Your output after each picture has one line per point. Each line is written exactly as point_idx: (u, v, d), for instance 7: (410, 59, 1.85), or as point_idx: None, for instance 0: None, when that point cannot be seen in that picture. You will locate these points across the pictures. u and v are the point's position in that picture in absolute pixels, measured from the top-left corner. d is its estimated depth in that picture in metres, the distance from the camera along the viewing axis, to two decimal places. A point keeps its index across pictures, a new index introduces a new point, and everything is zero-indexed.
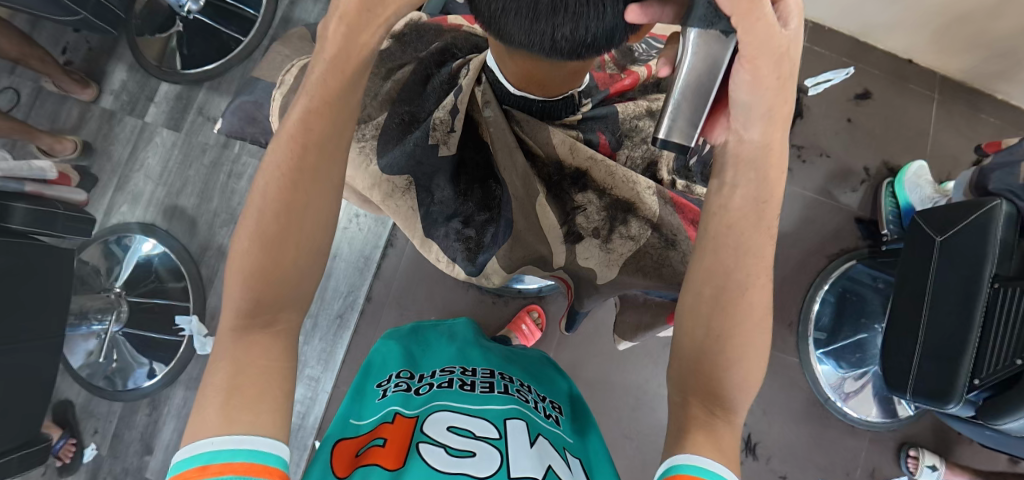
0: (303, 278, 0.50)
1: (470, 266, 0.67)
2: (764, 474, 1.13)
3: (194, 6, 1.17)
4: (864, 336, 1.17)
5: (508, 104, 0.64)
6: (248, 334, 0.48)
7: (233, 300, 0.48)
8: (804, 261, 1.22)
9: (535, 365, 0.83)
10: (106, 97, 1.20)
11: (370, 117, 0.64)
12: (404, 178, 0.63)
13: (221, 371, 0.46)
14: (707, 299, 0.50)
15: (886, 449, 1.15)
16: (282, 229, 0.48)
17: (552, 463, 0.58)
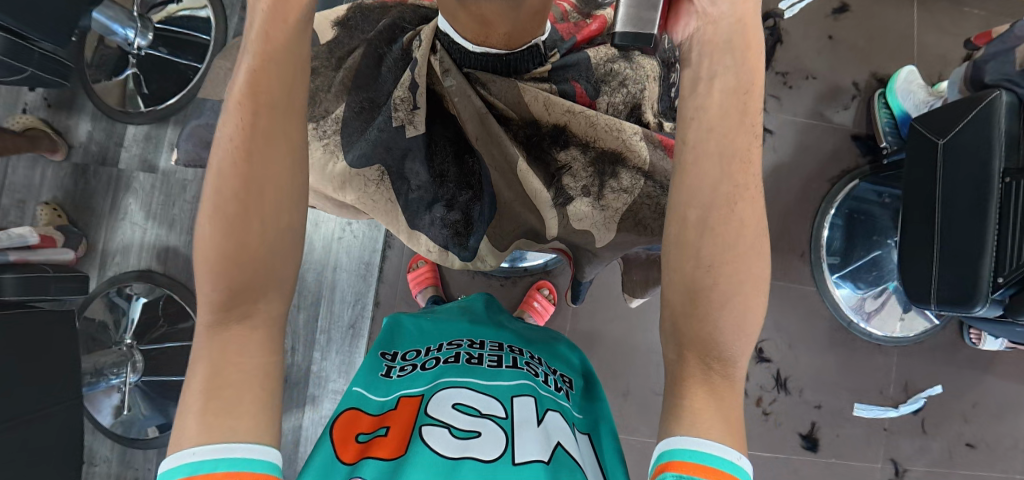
0: (278, 260, 0.46)
1: (464, 252, 0.67)
2: (800, 407, 1.12)
3: (143, 41, 1.13)
4: (879, 253, 1.15)
5: (468, 66, 0.58)
6: (225, 328, 0.45)
7: (205, 293, 0.45)
8: (806, 188, 1.20)
9: (546, 337, 0.81)
10: (76, 151, 1.17)
11: (329, 110, 0.62)
12: (374, 169, 0.62)
13: (199, 373, 0.44)
14: (693, 224, 0.46)
15: (917, 361, 1.14)
16: (243, 207, 0.44)
17: (561, 439, 0.58)
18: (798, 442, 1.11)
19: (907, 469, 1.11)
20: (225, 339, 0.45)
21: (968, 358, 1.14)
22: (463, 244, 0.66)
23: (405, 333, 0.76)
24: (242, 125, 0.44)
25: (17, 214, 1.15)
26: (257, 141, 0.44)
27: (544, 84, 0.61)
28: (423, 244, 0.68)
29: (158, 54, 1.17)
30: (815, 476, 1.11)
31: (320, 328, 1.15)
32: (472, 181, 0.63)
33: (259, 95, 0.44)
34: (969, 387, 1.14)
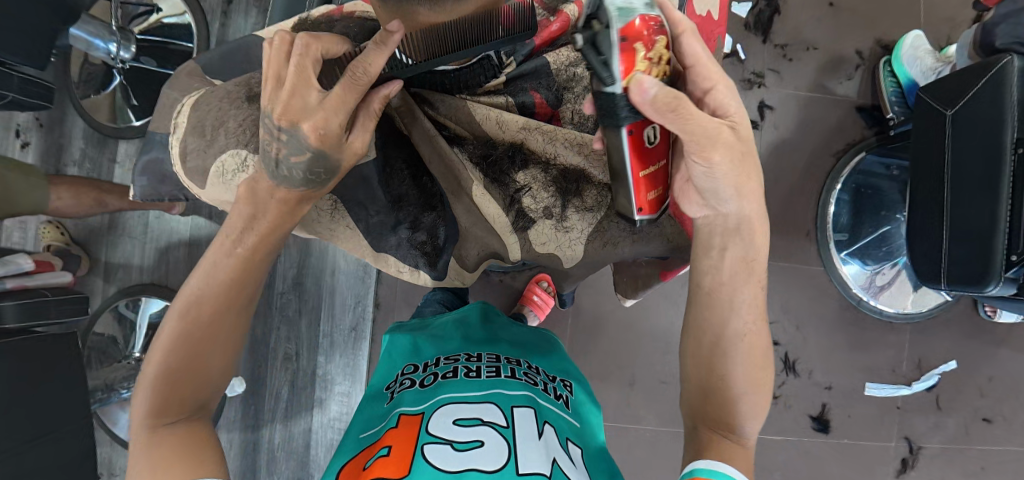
0: (214, 375, 0.56)
1: (434, 271, 0.64)
2: (811, 389, 1.10)
3: (127, 54, 1.10)
4: (887, 228, 1.08)
5: (415, 85, 0.60)
6: (165, 423, 0.52)
7: (144, 402, 0.52)
8: (810, 165, 1.16)
9: (543, 346, 0.81)
10: (70, 169, 1.16)
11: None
12: (327, 198, 0.59)
13: (144, 457, 0.50)
14: (708, 345, 0.55)
15: (929, 337, 1.11)
16: (206, 337, 0.55)
17: (558, 457, 0.57)
18: (809, 424, 1.10)
19: (922, 447, 1.09)
20: (159, 444, 0.51)
21: (984, 332, 1.11)
22: (431, 269, 0.64)
23: (400, 355, 0.76)
24: (235, 274, 0.56)
25: (20, 235, 1.16)
26: (234, 291, 0.56)
27: (498, 98, 0.61)
28: (403, 272, 0.65)
29: (144, 66, 1.16)
30: (829, 458, 1.09)
31: (324, 333, 1.16)
32: (435, 203, 0.61)
33: (256, 254, 0.56)
34: (985, 362, 1.11)
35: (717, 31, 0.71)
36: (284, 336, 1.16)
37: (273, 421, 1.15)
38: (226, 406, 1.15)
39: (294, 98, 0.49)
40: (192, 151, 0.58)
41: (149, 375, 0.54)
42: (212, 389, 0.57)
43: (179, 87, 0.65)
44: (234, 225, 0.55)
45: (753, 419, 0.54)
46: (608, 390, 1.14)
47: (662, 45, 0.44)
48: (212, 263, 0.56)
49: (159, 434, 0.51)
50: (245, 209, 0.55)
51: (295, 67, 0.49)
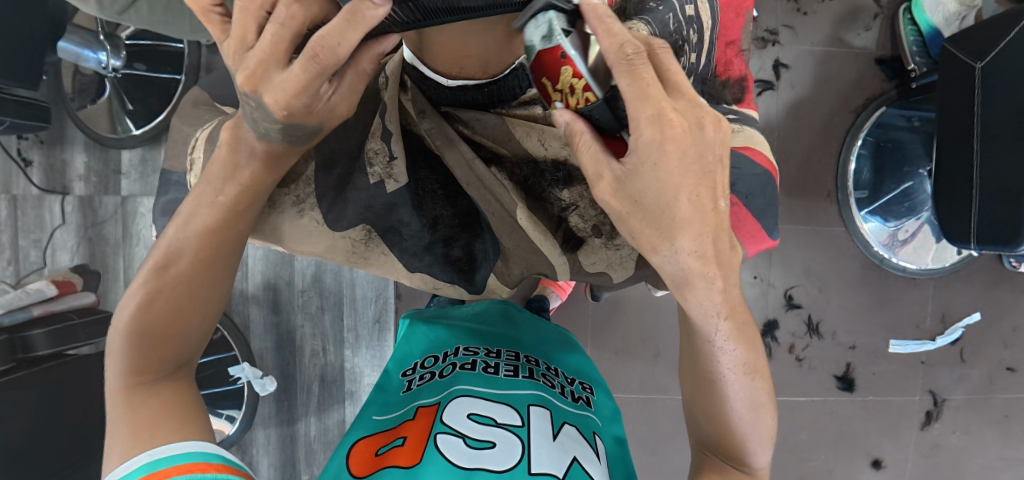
0: (197, 334, 0.53)
1: (471, 286, 0.64)
2: (834, 349, 1.11)
3: (118, 62, 1.10)
4: (910, 185, 1.06)
5: (445, 104, 0.58)
6: (145, 385, 0.49)
7: (119, 361, 0.49)
8: (828, 123, 1.13)
9: (562, 340, 0.81)
10: (76, 184, 1.14)
11: (299, 171, 0.56)
12: (360, 228, 0.59)
13: (119, 421, 0.46)
14: (690, 376, 0.52)
15: (952, 291, 1.11)
16: (188, 291, 0.52)
17: (576, 454, 0.57)
18: (833, 383, 1.11)
19: (945, 400, 1.10)
20: (133, 404, 0.47)
21: (1009, 282, 1.10)
22: (469, 283, 0.64)
23: (418, 344, 0.76)
24: (221, 221, 0.52)
25: (37, 253, 1.14)
26: (220, 243, 0.53)
27: (534, 108, 0.57)
28: (441, 287, 0.64)
29: (136, 73, 1.13)
30: (854, 415, 1.11)
31: (348, 328, 1.16)
32: (474, 223, 0.61)
33: (241, 205, 0.52)
34: (1008, 312, 1.10)
35: (746, 5, 0.67)
36: (309, 333, 1.17)
37: (307, 414, 1.18)
38: (261, 405, 1.17)
39: (262, 66, 0.40)
40: None
41: (120, 331, 0.50)
42: (194, 347, 0.53)
43: (188, 116, 0.63)
44: (214, 176, 0.51)
45: (761, 450, 0.51)
46: (632, 365, 1.16)
47: (571, 75, 0.41)
48: (192, 210, 0.52)
49: (139, 392, 0.48)
50: (225, 161, 0.50)
51: (269, 37, 0.39)
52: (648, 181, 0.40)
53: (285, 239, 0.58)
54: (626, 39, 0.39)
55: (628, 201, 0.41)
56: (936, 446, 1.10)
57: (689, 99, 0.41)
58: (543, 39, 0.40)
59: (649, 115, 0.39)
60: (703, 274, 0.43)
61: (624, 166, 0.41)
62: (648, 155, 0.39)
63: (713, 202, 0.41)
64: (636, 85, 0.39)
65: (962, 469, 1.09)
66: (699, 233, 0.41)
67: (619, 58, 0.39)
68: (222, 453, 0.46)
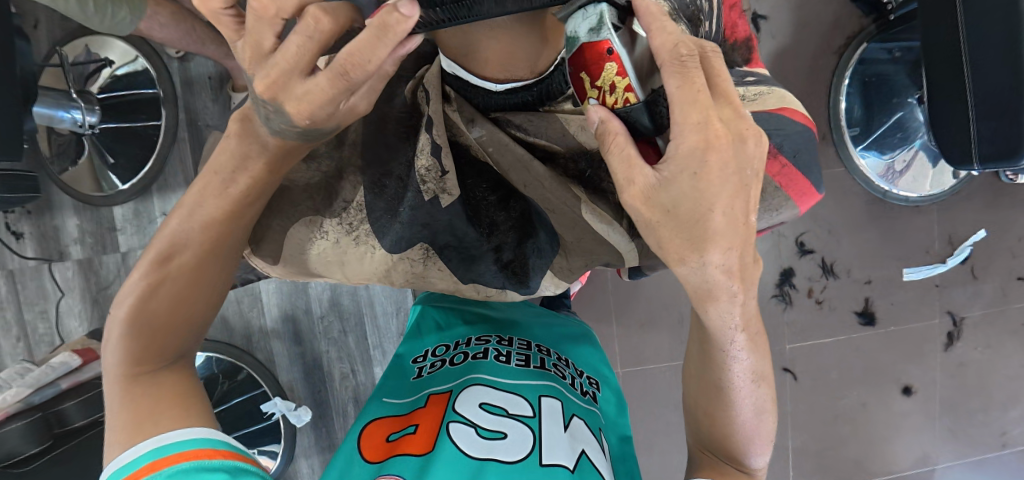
0: (197, 325, 0.54)
1: (524, 288, 0.57)
2: (850, 287, 1.14)
3: (94, 118, 1.07)
4: (902, 115, 1.09)
5: (493, 110, 0.54)
6: (145, 375, 0.50)
7: (119, 351, 0.50)
8: (814, 68, 1.14)
9: (576, 333, 0.81)
10: (73, 248, 1.11)
11: (348, 198, 0.54)
12: (418, 247, 0.55)
13: (119, 412, 0.47)
14: (700, 383, 0.54)
15: (955, 212, 1.14)
16: (190, 283, 0.52)
17: (585, 448, 0.58)
18: (854, 320, 1.14)
19: (964, 318, 1.13)
20: (134, 394, 0.48)
21: (1008, 195, 1.13)
22: (528, 284, 0.57)
23: (429, 329, 0.77)
24: (226, 213, 0.50)
25: (45, 325, 1.11)
26: (224, 237, 0.52)
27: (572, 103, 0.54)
28: (496, 293, 0.59)
29: (114, 125, 1.10)
30: (879, 347, 1.14)
31: (375, 345, 1.15)
32: (529, 227, 0.55)
33: (248, 199, 0.50)
34: (1012, 224, 1.13)
35: None
36: (336, 357, 1.16)
37: None
38: (299, 436, 1.17)
39: (283, 77, 0.39)
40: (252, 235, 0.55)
41: (120, 320, 0.51)
42: (194, 337, 0.54)
43: None
44: (222, 165, 0.49)
45: (762, 453, 0.55)
46: (659, 335, 1.17)
47: (614, 72, 0.39)
48: (197, 200, 0.50)
49: (140, 381, 0.49)
50: (235, 151, 0.48)
51: (294, 49, 0.38)
52: (682, 191, 0.38)
53: (342, 268, 0.57)
54: (680, 39, 0.38)
55: (660, 210, 0.39)
56: (962, 364, 1.13)
57: (735, 110, 0.39)
58: (589, 31, 0.39)
59: (697, 120, 0.37)
60: (726, 288, 0.42)
61: (659, 174, 0.38)
62: (686, 165, 0.37)
63: (744, 216, 0.40)
64: (685, 88, 0.38)
65: (989, 382, 1.13)
66: (727, 247, 0.40)
67: (671, 58, 0.38)
68: (228, 439, 0.48)
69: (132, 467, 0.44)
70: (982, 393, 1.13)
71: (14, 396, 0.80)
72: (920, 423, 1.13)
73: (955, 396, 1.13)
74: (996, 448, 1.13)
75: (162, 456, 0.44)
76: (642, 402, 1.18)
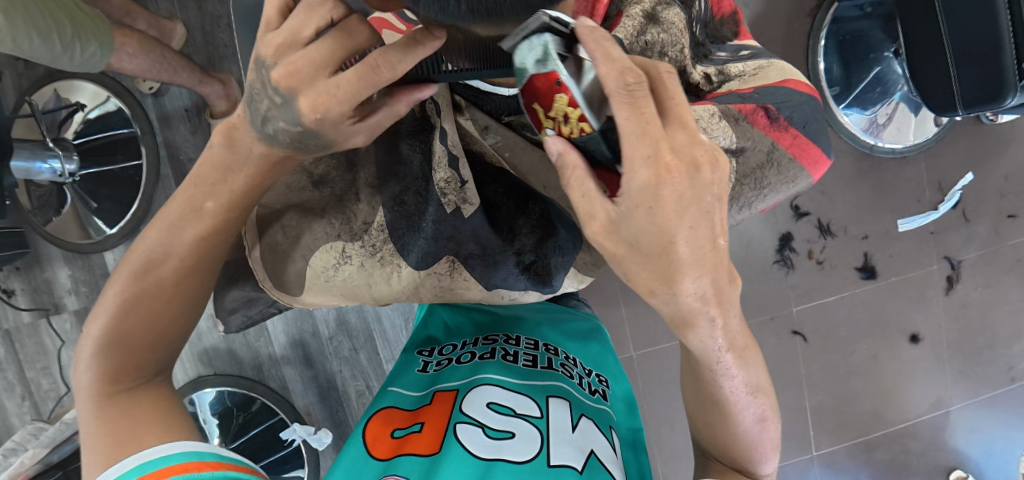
0: (171, 343, 0.54)
1: (547, 288, 0.59)
2: (848, 244, 1.16)
3: (73, 165, 1.05)
4: (880, 69, 1.11)
5: (506, 115, 0.55)
6: (120, 395, 0.49)
7: (92, 369, 0.49)
8: (790, 32, 1.14)
9: (586, 327, 0.79)
10: (68, 299, 1.08)
11: (368, 220, 0.54)
12: (444, 260, 0.55)
13: (98, 432, 0.47)
14: (697, 399, 0.54)
15: (941, 159, 1.16)
16: (168, 299, 0.52)
17: (594, 447, 0.57)
18: (856, 275, 1.16)
19: (961, 261, 1.15)
20: (111, 412, 0.48)
21: (990, 136, 1.15)
22: (547, 287, 0.59)
23: (436, 328, 0.77)
24: (208, 228, 0.51)
25: (49, 381, 1.09)
26: (204, 252, 0.52)
27: None
28: (521, 297, 0.59)
29: (95, 170, 1.07)
30: (882, 298, 1.16)
31: (386, 359, 1.15)
32: (549, 228, 0.57)
33: (231, 212, 0.51)
34: (998, 163, 1.15)
35: None
36: (349, 376, 1.15)
37: None
38: (322, 459, 1.16)
39: (309, 68, 0.40)
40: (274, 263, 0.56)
41: (94, 339, 0.50)
42: (168, 355, 0.54)
43: None
44: (207, 178, 0.50)
45: (769, 458, 0.56)
46: None
47: (564, 103, 0.40)
48: (179, 215, 0.51)
49: (116, 400, 0.49)
50: (222, 160, 0.49)
51: (328, 45, 0.40)
52: (644, 225, 0.38)
53: (371, 293, 0.56)
54: (626, 66, 0.39)
55: (623, 244, 0.40)
56: (964, 305, 1.16)
57: (689, 138, 0.39)
58: (536, 62, 0.38)
59: (645, 156, 0.38)
60: (703, 312, 0.43)
61: (618, 207, 0.39)
62: (641, 200, 0.38)
63: (711, 240, 0.40)
64: (636, 120, 0.38)
65: (990, 320, 1.15)
66: (699, 274, 0.41)
67: (619, 88, 0.39)
68: (217, 451, 0.47)
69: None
70: (986, 331, 1.16)
71: (32, 459, 0.79)
72: (930, 369, 1.16)
73: (960, 338, 1.16)
74: (1005, 384, 1.15)
75: (158, 468, 0.44)
76: (660, 383, 1.18)
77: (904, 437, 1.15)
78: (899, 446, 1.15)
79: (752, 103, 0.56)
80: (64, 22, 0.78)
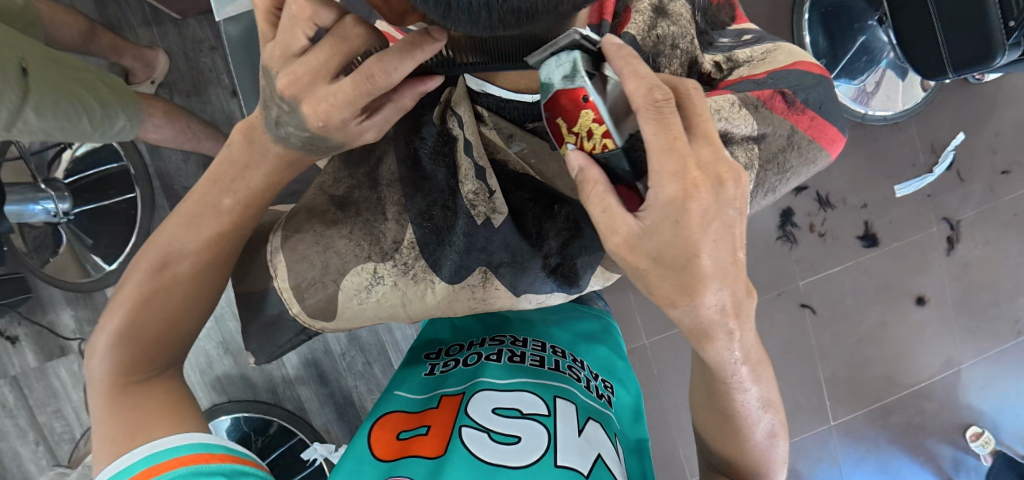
0: (184, 336, 0.56)
1: (574, 289, 0.59)
2: (848, 213, 1.17)
3: (66, 204, 1.01)
4: (865, 38, 1.12)
5: (530, 121, 0.55)
6: (131, 387, 0.52)
7: (109, 360, 0.52)
8: (773, 8, 1.15)
9: (598, 327, 0.78)
10: (74, 339, 1.07)
11: (399, 239, 0.55)
12: (477, 271, 0.55)
13: (108, 422, 0.49)
14: (710, 414, 0.54)
15: (932, 122, 1.17)
16: (183, 294, 0.55)
17: (601, 452, 0.57)
18: (859, 244, 1.17)
19: (960, 221, 1.17)
20: (123, 402, 0.50)
21: (978, 95, 1.16)
22: (574, 288, 0.59)
23: (444, 331, 0.76)
24: (223, 225, 0.54)
25: (62, 423, 1.07)
26: (217, 250, 0.54)
27: None
28: (548, 300, 0.59)
29: (92, 206, 1.05)
30: (886, 264, 1.17)
31: None
32: (576, 228, 0.56)
33: (248, 208, 0.54)
34: (988, 121, 1.16)
35: None
36: (366, 390, 1.14)
37: None
38: None
39: (308, 76, 0.42)
40: (308, 287, 0.55)
41: (110, 331, 0.53)
42: (182, 349, 0.57)
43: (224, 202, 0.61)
44: (224, 175, 0.53)
45: (776, 471, 0.56)
46: None
47: (590, 120, 0.42)
48: (195, 212, 0.53)
49: (128, 391, 0.51)
50: (238, 158, 0.52)
51: (325, 50, 0.41)
52: (670, 239, 0.39)
53: (406, 310, 0.57)
54: (654, 83, 0.41)
55: (647, 258, 0.41)
56: (966, 264, 1.17)
57: (715, 152, 0.41)
58: (564, 78, 0.40)
59: (673, 169, 0.39)
60: (717, 320, 0.43)
61: (641, 222, 0.40)
62: (666, 214, 0.39)
63: (733, 255, 0.41)
64: (662, 133, 0.40)
65: (992, 276, 1.17)
66: (721, 286, 0.41)
67: (647, 102, 0.40)
68: (224, 444, 0.49)
69: (129, 472, 0.46)
70: (989, 288, 1.17)
71: None
72: (938, 329, 1.17)
73: (964, 297, 1.17)
74: (1011, 338, 1.17)
75: (163, 459, 0.46)
76: (676, 369, 1.18)
77: (918, 399, 1.17)
78: (915, 409, 1.17)
79: (769, 89, 0.57)
80: (91, 102, 0.76)
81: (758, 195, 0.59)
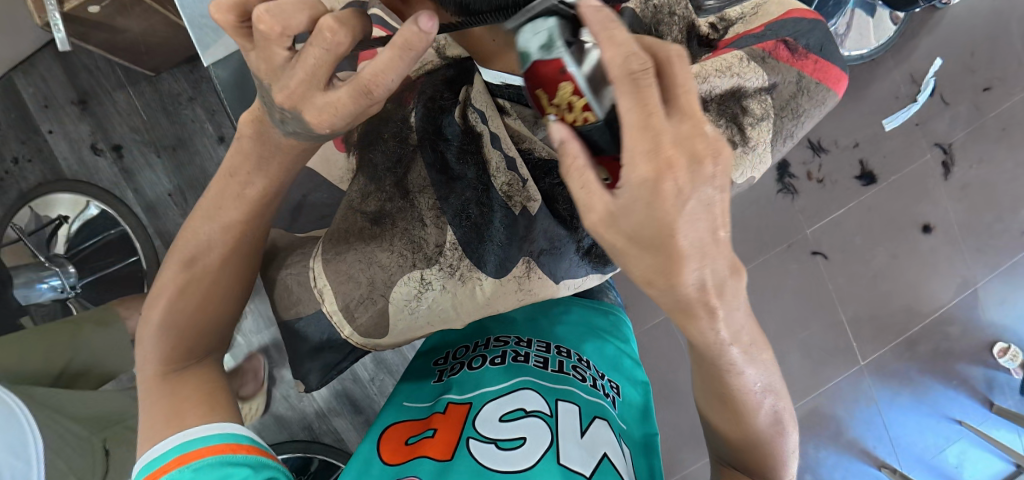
0: (217, 328, 0.58)
1: (607, 270, 0.61)
2: (840, 155, 1.18)
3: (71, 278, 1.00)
4: None
5: None
6: (174, 375, 0.55)
7: (154, 349, 0.55)
8: None
9: (601, 314, 0.79)
10: None
11: (442, 242, 0.57)
12: (521, 262, 0.56)
13: (154, 404, 0.53)
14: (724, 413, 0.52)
15: (906, 53, 1.19)
16: (214, 287, 0.56)
17: (607, 451, 0.56)
18: (858, 183, 1.18)
19: (952, 144, 1.18)
20: (163, 391, 0.53)
21: (947, 19, 1.18)
22: (608, 268, 0.61)
23: (449, 337, 0.75)
24: (243, 216, 0.54)
25: None
26: (240, 241, 0.55)
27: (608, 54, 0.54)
28: (584, 283, 0.61)
29: (96, 276, 1.04)
30: (888, 198, 1.18)
31: None
32: None
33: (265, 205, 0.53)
34: (960, 42, 1.18)
35: None
36: None
37: None
38: None
39: (301, 87, 0.40)
40: (358, 305, 0.57)
41: (154, 323, 0.55)
42: (217, 338, 0.59)
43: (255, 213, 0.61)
44: (240, 168, 0.51)
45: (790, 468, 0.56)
46: None
47: (570, 92, 0.43)
48: (217, 203, 0.53)
49: (169, 380, 0.54)
50: (250, 151, 0.50)
51: (311, 61, 0.39)
52: (644, 217, 0.34)
53: (458, 313, 0.58)
54: (632, 52, 0.36)
55: (623, 238, 0.36)
56: (965, 186, 1.18)
57: (696, 126, 0.35)
58: (541, 48, 0.41)
59: (647, 149, 0.34)
60: None
61: (618, 199, 0.35)
62: (640, 194, 0.34)
63: (713, 233, 0.36)
64: (637, 108, 0.35)
65: (992, 192, 1.18)
66: (699, 266, 0.36)
67: (624, 73, 0.35)
68: (250, 435, 0.52)
69: (162, 460, 0.48)
70: (992, 205, 1.19)
71: None
72: (949, 254, 1.18)
73: (969, 216, 1.19)
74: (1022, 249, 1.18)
75: (191, 448, 0.49)
76: None
77: (941, 324, 1.18)
78: (940, 335, 1.18)
79: (771, 40, 0.59)
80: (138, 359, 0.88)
81: (778, 142, 0.61)
